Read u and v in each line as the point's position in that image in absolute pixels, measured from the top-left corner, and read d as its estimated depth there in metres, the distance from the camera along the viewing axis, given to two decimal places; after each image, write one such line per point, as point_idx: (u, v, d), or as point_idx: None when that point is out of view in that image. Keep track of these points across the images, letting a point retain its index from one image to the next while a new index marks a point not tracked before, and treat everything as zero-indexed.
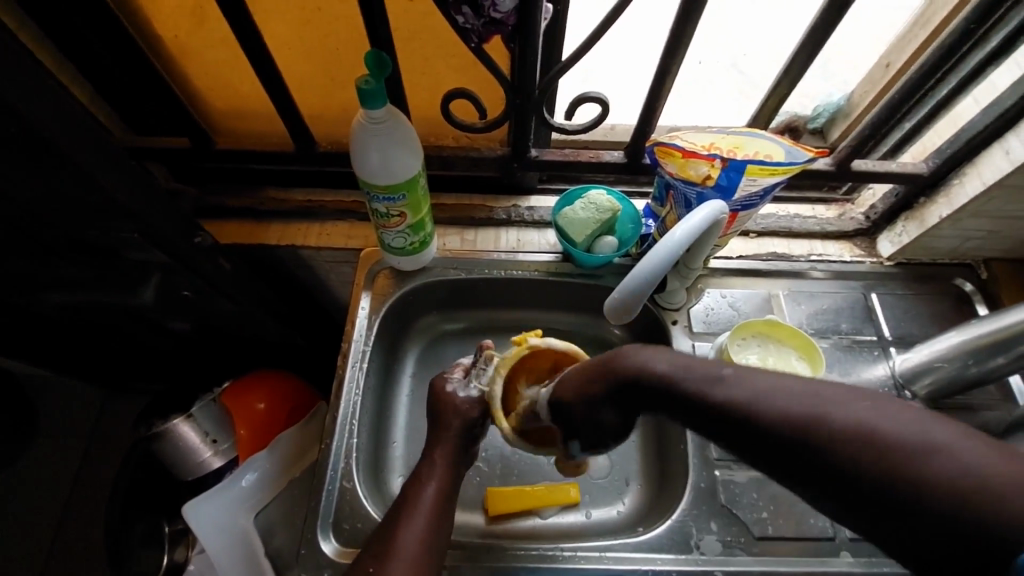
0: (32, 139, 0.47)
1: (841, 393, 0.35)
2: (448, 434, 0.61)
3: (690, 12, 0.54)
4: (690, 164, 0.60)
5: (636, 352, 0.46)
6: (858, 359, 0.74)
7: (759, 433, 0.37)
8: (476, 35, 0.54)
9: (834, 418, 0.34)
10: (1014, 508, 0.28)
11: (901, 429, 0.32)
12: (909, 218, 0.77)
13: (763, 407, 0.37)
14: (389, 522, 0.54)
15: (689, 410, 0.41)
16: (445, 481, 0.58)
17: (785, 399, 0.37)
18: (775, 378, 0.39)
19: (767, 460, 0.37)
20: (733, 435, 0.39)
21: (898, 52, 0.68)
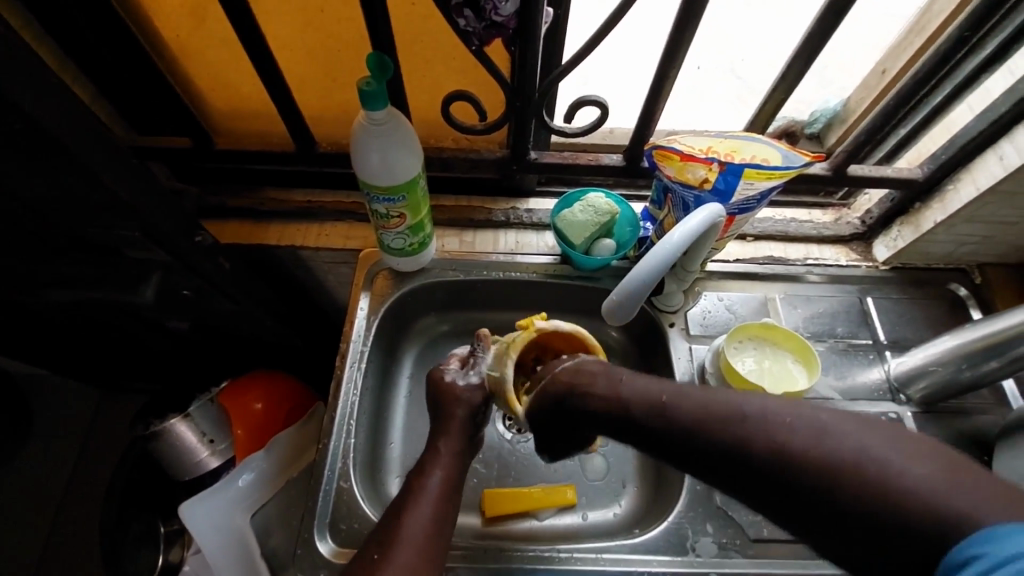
0: (36, 137, 0.47)
1: (767, 409, 0.42)
2: (454, 423, 0.61)
3: (689, 18, 0.55)
4: (688, 168, 0.60)
5: (609, 376, 0.52)
6: (853, 363, 0.75)
7: (709, 450, 0.43)
8: (477, 38, 0.55)
9: (767, 434, 0.40)
10: (907, 503, 0.34)
11: (822, 440, 0.38)
12: (904, 222, 0.78)
13: (710, 425, 0.43)
14: (394, 511, 0.54)
15: (650, 430, 0.47)
16: (451, 472, 0.58)
17: (725, 416, 0.43)
18: (718, 397, 0.45)
19: (718, 474, 0.42)
20: (688, 453, 0.44)
21: (895, 58, 0.69)
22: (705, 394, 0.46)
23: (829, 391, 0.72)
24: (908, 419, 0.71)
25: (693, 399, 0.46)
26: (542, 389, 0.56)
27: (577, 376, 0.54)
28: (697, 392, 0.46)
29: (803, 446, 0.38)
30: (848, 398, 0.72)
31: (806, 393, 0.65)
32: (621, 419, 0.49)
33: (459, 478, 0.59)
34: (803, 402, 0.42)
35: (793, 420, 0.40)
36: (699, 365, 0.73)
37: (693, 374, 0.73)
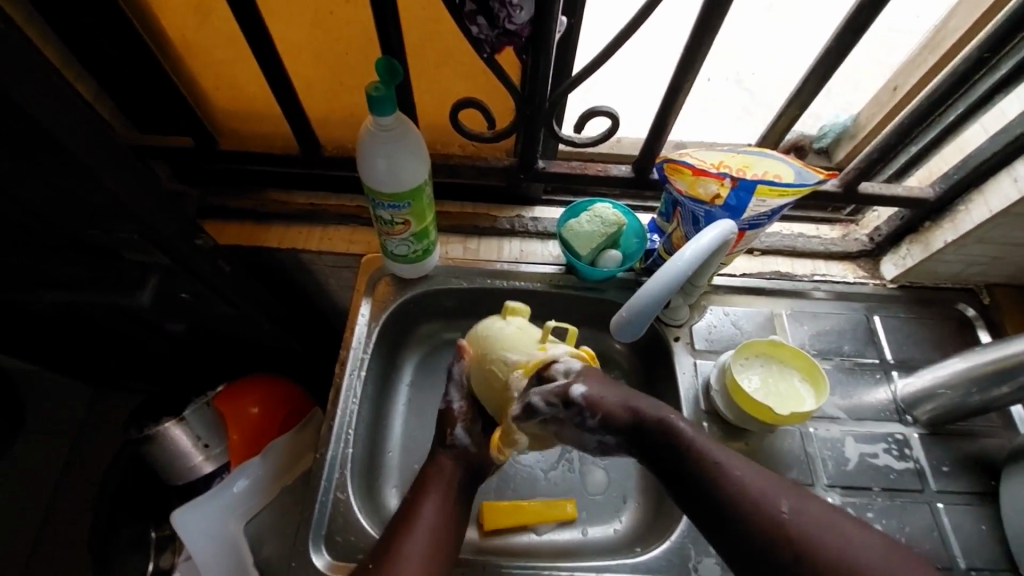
0: (37, 138, 0.46)
1: (810, 505, 0.49)
2: (445, 458, 0.61)
3: (705, 31, 0.54)
4: (699, 183, 0.59)
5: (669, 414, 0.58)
6: (860, 382, 0.73)
7: (743, 526, 0.49)
8: (489, 46, 0.54)
9: (806, 532, 0.47)
10: None
11: (856, 556, 0.46)
12: (913, 241, 0.77)
13: (755, 505, 0.50)
14: (389, 540, 0.54)
15: (698, 482, 0.53)
16: (446, 501, 0.58)
17: (775, 503, 0.49)
18: (765, 481, 0.52)
19: (736, 547, 0.50)
20: (722, 522, 0.51)
21: (906, 76, 0.67)
22: (752, 474, 0.52)
23: (834, 411, 0.71)
24: (914, 441, 0.70)
25: (744, 475, 0.52)
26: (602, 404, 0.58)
27: (620, 401, 0.58)
28: (748, 469, 0.52)
29: (835, 554, 0.46)
30: (854, 418, 0.71)
31: (814, 413, 0.64)
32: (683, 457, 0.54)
33: (456, 507, 0.58)
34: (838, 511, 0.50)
35: (831, 528, 0.48)
36: (703, 381, 0.72)
37: (697, 391, 0.72)
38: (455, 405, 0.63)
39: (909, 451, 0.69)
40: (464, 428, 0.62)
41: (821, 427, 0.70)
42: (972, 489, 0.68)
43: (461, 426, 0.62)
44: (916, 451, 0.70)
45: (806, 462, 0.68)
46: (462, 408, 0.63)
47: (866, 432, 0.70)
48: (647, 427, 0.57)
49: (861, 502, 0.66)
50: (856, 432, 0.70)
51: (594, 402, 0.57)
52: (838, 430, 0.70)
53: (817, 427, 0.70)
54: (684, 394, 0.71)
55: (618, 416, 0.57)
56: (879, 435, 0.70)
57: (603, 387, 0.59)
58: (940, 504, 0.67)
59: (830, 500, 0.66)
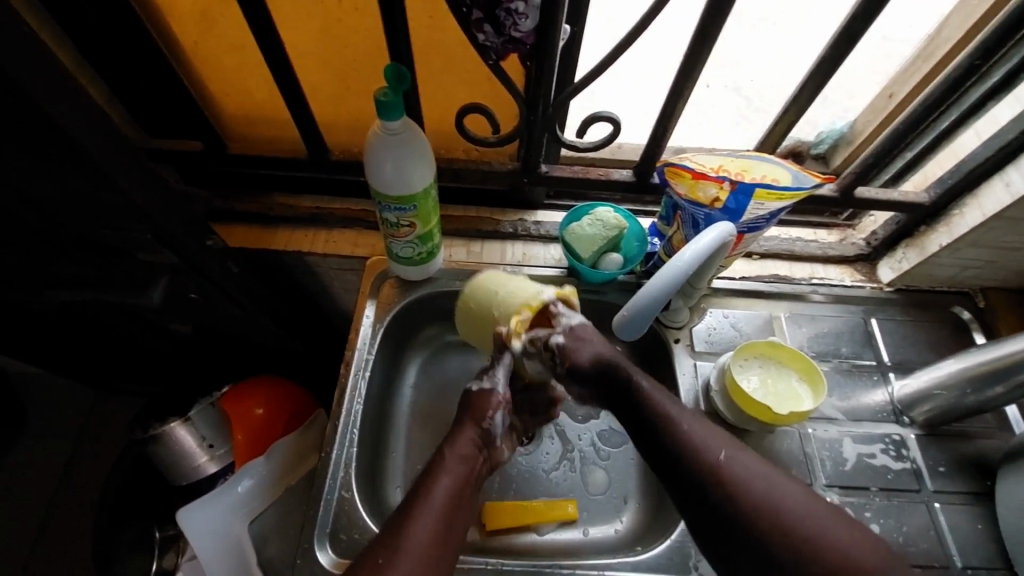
0: (55, 136, 0.47)
1: (752, 466, 0.52)
2: (465, 430, 0.59)
3: (705, 38, 0.56)
4: (699, 186, 0.61)
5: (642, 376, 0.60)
6: (858, 383, 0.75)
7: (685, 473, 0.53)
8: (495, 52, 0.55)
9: (738, 479, 0.51)
10: (826, 552, 0.47)
11: (787, 505, 0.49)
12: (909, 245, 0.78)
13: (697, 456, 0.53)
14: (397, 522, 0.51)
15: (651, 435, 0.57)
16: (463, 474, 0.56)
17: (717, 459, 0.53)
18: (708, 434, 0.55)
19: (681, 494, 0.54)
20: (670, 471, 0.55)
21: (901, 84, 0.70)
22: (700, 427, 0.56)
23: (832, 412, 0.72)
24: (911, 441, 0.71)
25: (693, 430, 0.55)
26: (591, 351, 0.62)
27: (597, 352, 0.62)
28: (697, 423, 0.56)
29: (753, 491, 0.50)
30: (851, 419, 0.72)
31: (812, 413, 0.65)
32: (643, 414, 0.58)
33: (469, 481, 0.56)
34: (778, 470, 0.53)
35: (767, 482, 0.51)
36: (703, 382, 0.73)
37: (697, 392, 0.73)
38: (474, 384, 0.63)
39: (906, 451, 0.70)
40: (502, 416, 0.61)
41: (819, 427, 0.71)
42: (969, 489, 0.69)
43: (500, 414, 0.61)
44: (912, 451, 0.71)
45: (805, 463, 0.69)
46: (504, 396, 0.62)
47: (863, 433, 0.71)
48: (614, 381, 0.60)
49: (859, 502, 0.67)
50: (854, 433, 0.71)
51: (571, 347, 0.62)
52: (836, 431, 0.71)
53: (815, 428, 0.71)
54: (684, 395, 0.72)
55: (592, 365, 0.61)
56: (876, 435, 0.71)
57: (589, 336, 0.62)
58: (937, 504, 0.67)
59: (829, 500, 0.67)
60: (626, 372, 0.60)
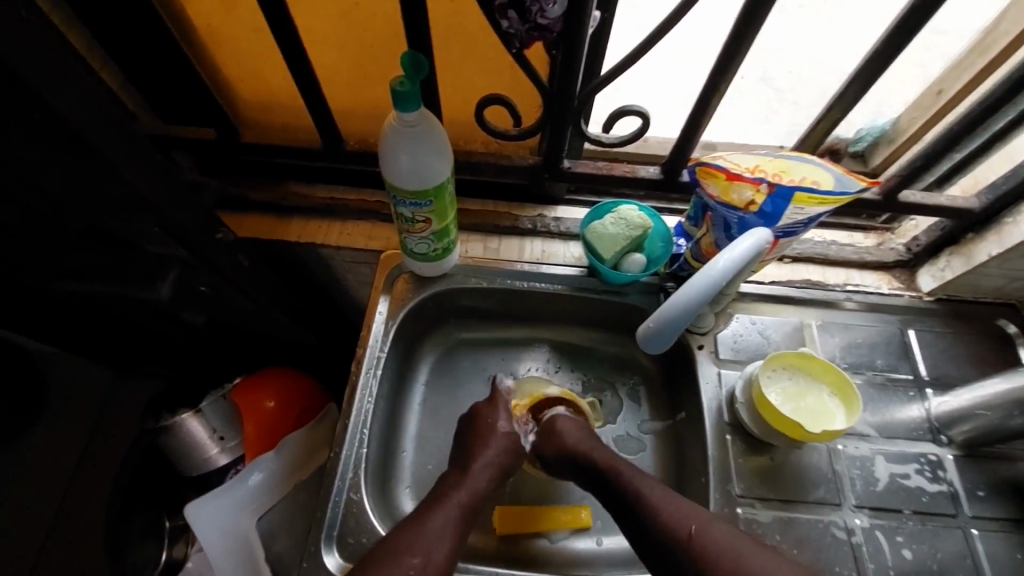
0: (56, 127, 0.45)
1: (722, 531, 0.53)
2: (482, 457, 0.63)
3: (747, 27, 0.51)
4: (733, 188, 0.57)
5: (603, 450, 0.63)
6: (892, 399, 0.70)
7: (653, 539, 0.54)
8: (519, 40, 0.52)
9: (705, 543, 0.52)
10: None
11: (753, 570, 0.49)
12: (954, 252, 0.74)
13: (665, 523, 0.54)
14: (398, 534, 0.55)
15: (621, 504, 0.58)
16: (467, 503, 0.59)
17: (683, 526, 0.53)
18: (671, 501, 0.56)
19: (651, 557, 0.55)
20: (639, 535, 0.56)
21: (952, 80, 0.64)
22: (671, 500, 0.56)
23: (865, 428, 0.68)
24: (948, 462, 0.67)
25: (661, 498, 0.56)
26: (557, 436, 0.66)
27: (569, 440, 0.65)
28: (665, 493, 0.57)
29: (722, 556, 0.51)
30: (885, 436, 0.68)
31: (844, 432, 0.61)
32: (611, 481, 0.60)
33: (469, 516, 0.59)
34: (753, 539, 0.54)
35: (735, 548, 0.51)
36: (728, 392, 0.70)
37: (720, 403, 0.69)
38: (500, 423, 0.66)
39: (943, 473, 0.66)
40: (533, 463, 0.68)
41: (850, 444, 0.67)
42: (1009, 516, 0.65)
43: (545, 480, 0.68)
44: (950, 473, 0.67)
45: (834, 481, 0.65)
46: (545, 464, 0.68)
47: (897, 452, 0.67)
48: (581, 461, 0.63)
49: (890, 525, 0.63)
50: (887, 450, 0.67)
51: (544, 434, 0.68)
52: (867, 448, 0.67)
53: (845, 444, 0.67)
54: (707, 405, 0.69)
55: (558, 449, 0.65)
56: (910, 454, 0.67)
57: (561, 423, 0.67)
58: (974, 530, 0.64)
59: (858, 522, 0.63)
60: (593, 452, 0.63)
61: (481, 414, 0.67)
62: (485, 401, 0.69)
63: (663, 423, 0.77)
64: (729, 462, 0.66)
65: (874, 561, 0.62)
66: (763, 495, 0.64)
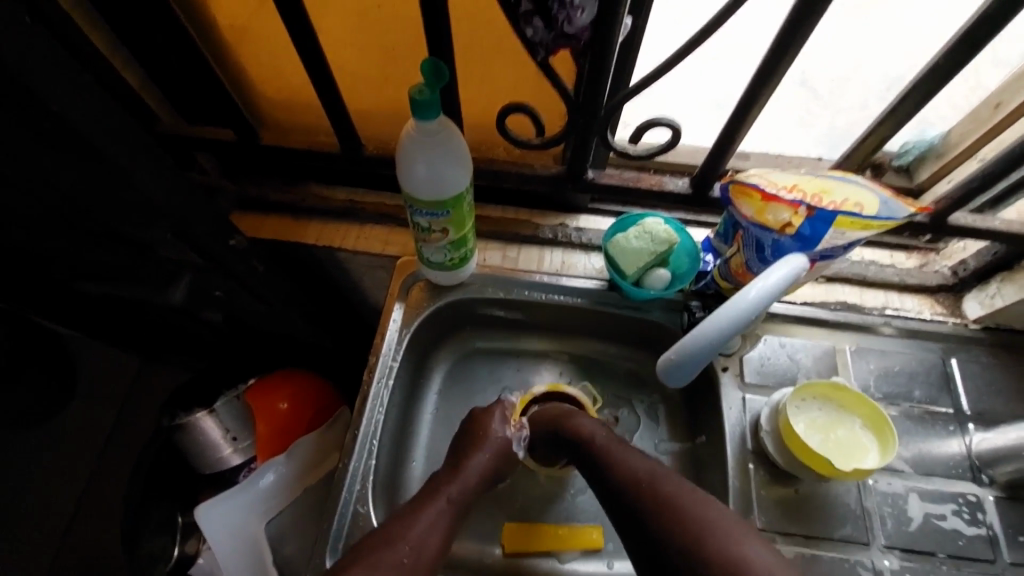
0: (68, 136, 0.44)
1: (668, 481, 0.52)
2: (474, 458, 0.61)
3: (790, 39, 0.48)
4: (769, 209, 0.53)
5: (578, 415, 0.63)
6: (930, 433, 0.66)
7: (617, 494, 0.54)
8: (544, 49, 0.49)
9: (658, 492, 0.51)
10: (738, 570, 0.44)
11: (698, 513, 0.48)
12: (1006, 279, 0.69)
13: (624, 478, 0.53)
14: (385, 525, 0.54)
15: (591, 463, 0.58)
16: (457, 498, 0.58)
17: (640, 479, 0.53)
18: (634, 459, 0.55)
19: (614, 511, 0.54)
20: (606, 494, 0.55)
21: (1012, 93, 0.60)
22: (647, 466, 0.54)
23: (898, 462, 0.64)
24: (989, 504, 0.63)
25: (624, 455, 0.56)
26: (544, 414, 0.66)
27: (548, 420, 0.65)
28: (631, 452, 0.56)
29: (672, 503, 0.49)
30: (921, 473, 0.64)
31: (875, 471, 0.58)
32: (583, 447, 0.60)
33: (461, 511, 0.58)
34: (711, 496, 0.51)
35: (688, 494, 0.50)
36: (752, 419, 0.66)
37: (743, 429, 0.66)
38: (496, 427, 0.64)
39: (982, 515, 0.62)
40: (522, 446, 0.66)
41: (882, 480, 0.63)
42: None
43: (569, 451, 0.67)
44: (990, 516, 0.62)
45: (862, 518, 0.61)
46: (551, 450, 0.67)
47: (933, 490, 0.63)
48: (564, 430, 0.62)
49: (921, 568, 0.60)
50: (922, 488, 0.63)
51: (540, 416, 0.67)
52: (901, 484, 0.63)
53: (877, 480, 0.64)
54: (730, 431, 0.66)
55: (551, 419, 0.64)
56: (947, 494, 0.63)
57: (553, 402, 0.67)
58: None
59: (886, 563, 0.60)
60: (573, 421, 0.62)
61: (477, 417, 0.65)
62: (484, 406, 0.67)
63: (681, 445, 0.74)
64: (750, 493, 0.63)
65: None
66: (786, 530, 0.61)
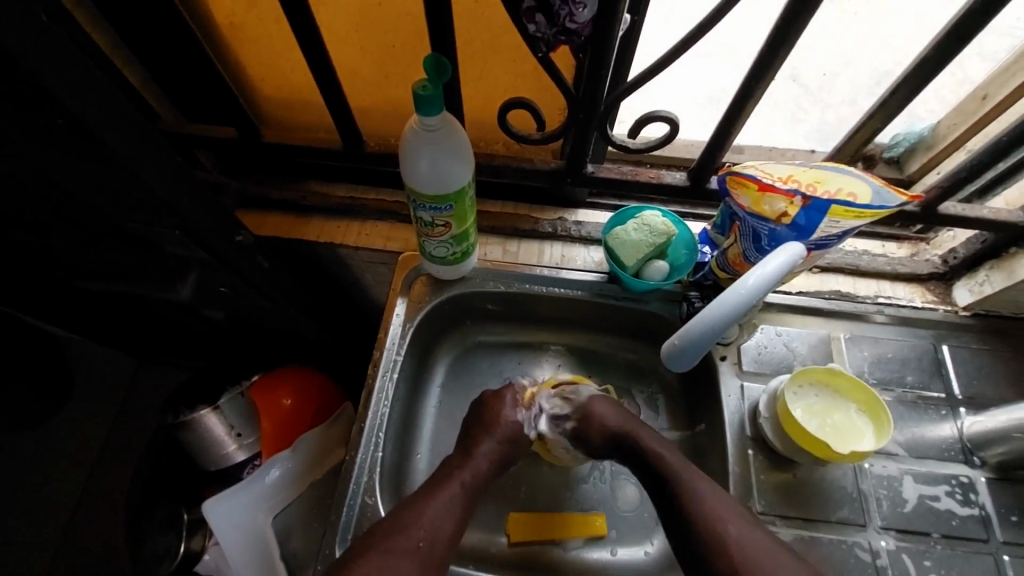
0: (78, 133, 0.45)
1: (739, 527, 0.51)
2: (485, 444, 0.62)
3: (785, 35, 0.49)
4: (765, 199, 0.55)
5: (645, 433, 0.61)
6: (923, 417, 0.68)
7: (682, 523, 0.54)
8: (546, 44, 0.50)
9: (727, 536, 0.51)
10: None
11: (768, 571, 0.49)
12: (995, 266, 0.70)
13: (695, 515, 0.53)
14: (399, 511, 0.55)
15: (657, 485, 0.57)
16: (471, 484, 0.59)
17: (712, 519, 0.52)
18: (708, 492, 0.54)
19: (676, 539, 0.54)
20: (671, 524, 0.55)
21: (998, 85, 0.62)
22: (714, 497, 0.54)
23: (892, 446, 0.66)
24: (981, 486, 0.65)
25: (695, 483, 0.55)
26: (599, 424, 0.64)
27: (606, 429, 0.63)
28: (702, 483, 0.55)
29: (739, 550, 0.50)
30: (914, 456, 0.66)
31: (871, 453, 0.59)
32: (650, 467, 0.59)
33: (474, 496, 0.59)
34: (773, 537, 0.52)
35: (756, 545, 0.50)
36: (751, 406, 0.68)
37: (743, 416, 0.68)
38: (506, 410, 0.66)
39: (974, 496, 0.64)
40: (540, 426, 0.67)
41: (877, 463, 0.65)
42: None
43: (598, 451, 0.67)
44: (982, 497, 0.64)
45: (859, 501, 0.63)
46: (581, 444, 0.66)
47: (926, 472, 0.65)
48: (630, 444, 0.61)
49: (917, 548, 0.61)
50: (916, 471, 0.65)
51: (584, 421, 0.65)
52: (896, 468, 0.65)
53: (872, 463, 0.65)
54: (729, 419, 0.67)
55: (610, 433, 0.63)
56: (940, 476, 0.65)
57: (604, 406, 0.65)
58: (1006, 557, 0.61)
59: (883, 544, 0.61)
60: (642, 439, 0.61)
61: (488, 403, 0.66)
62: (495, 391, 0.68)
63: (681, 433, 0.75)
64: (750, 478, 0.64)
65: None
66: (785, 513, 0.62)
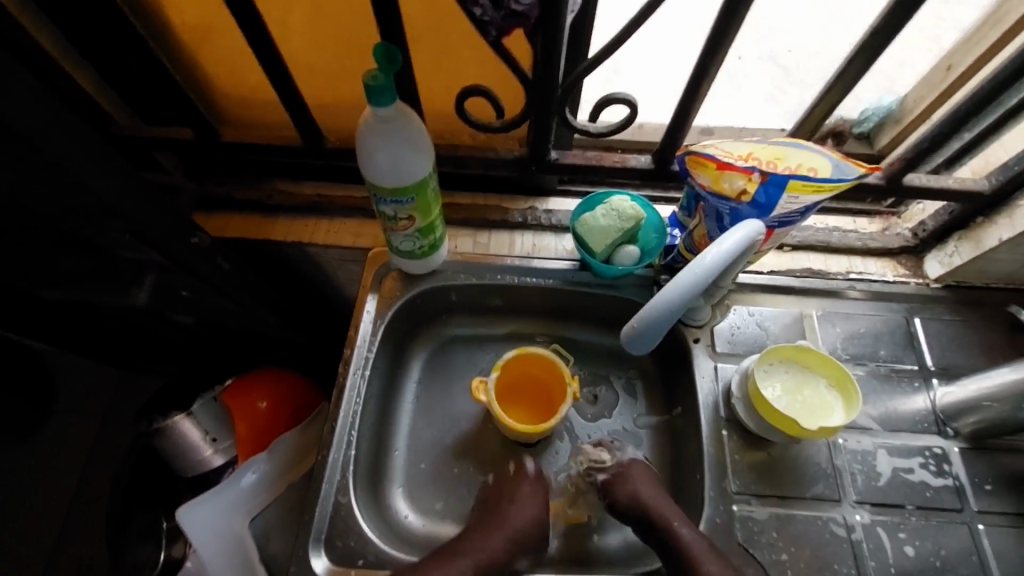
0: (11, 137, 0.43)
1: None
2: (506, 521, 0.61)
3: (735, 8, 0.48)
4: (724, 177, 0.54)
5: (675, 518, 0.59)
6: (895, 390, 0.68)
7: None
8: (495, 28, 0.49)
9: None
10: None
11: None
12: (962, 237, 0.71)
13: None
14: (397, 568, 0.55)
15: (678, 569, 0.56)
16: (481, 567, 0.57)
17: None
18: None
19: None
20: None
21: (963, 55, 0.62)
22: None
23: (865, 420, 0.66)
24: (954, 456, 0.65)
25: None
26: (627, 491, 0.62)
27: (634, 497, 0.61)
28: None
29: None
30: (888, 429, 0.66)
31: (842, 427, 0.59)
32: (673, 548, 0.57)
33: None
34: None
35: None
36: (724, 387, 0.68)
37: (716, 397, 0.68)
38: (533, 484, 0.65)
39: (948, 466, 0.64)
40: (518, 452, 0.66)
41: (851, 438, 0.65)
42: (1014, 510, 0.63)
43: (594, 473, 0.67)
44: (955, 466, 0.64)
45: (834, 476, 0.63)
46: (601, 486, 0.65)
47: (900, 445, 0.65)
48: (652, 521, 0.59)
49: (892, 521, 0.62)
50: (890, 444, 0.65)
51: (613, 483, 0.64)
52: (869, 442, 0.65)
53: (846, 438, 0.65)
54: (702, 401, 0.67)
55: (631, 504, 0.61)
56: (914, 447, 0.65)
57: (635, 473, 0.64)
58: (980, 525, 0.62)
59: (858, 518, 0.62)
60: (667, 519, 0.58)
61: (516, 479, 0.66)
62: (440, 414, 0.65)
63: (659, 418, 0.75)
64: (725, 458, 0.64)
65: (874, 559, 0.60)
66: (761, 492, 0.63)
